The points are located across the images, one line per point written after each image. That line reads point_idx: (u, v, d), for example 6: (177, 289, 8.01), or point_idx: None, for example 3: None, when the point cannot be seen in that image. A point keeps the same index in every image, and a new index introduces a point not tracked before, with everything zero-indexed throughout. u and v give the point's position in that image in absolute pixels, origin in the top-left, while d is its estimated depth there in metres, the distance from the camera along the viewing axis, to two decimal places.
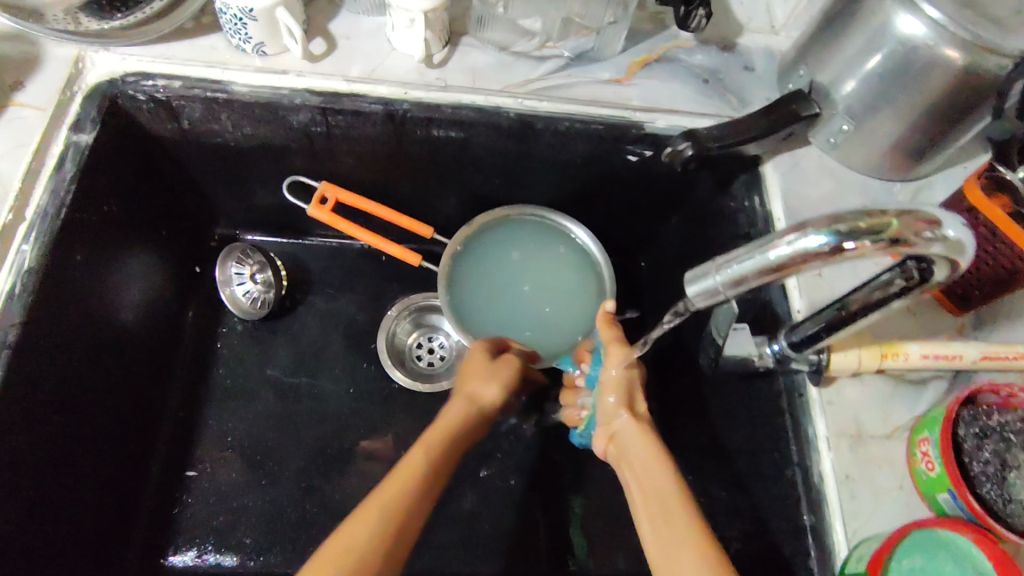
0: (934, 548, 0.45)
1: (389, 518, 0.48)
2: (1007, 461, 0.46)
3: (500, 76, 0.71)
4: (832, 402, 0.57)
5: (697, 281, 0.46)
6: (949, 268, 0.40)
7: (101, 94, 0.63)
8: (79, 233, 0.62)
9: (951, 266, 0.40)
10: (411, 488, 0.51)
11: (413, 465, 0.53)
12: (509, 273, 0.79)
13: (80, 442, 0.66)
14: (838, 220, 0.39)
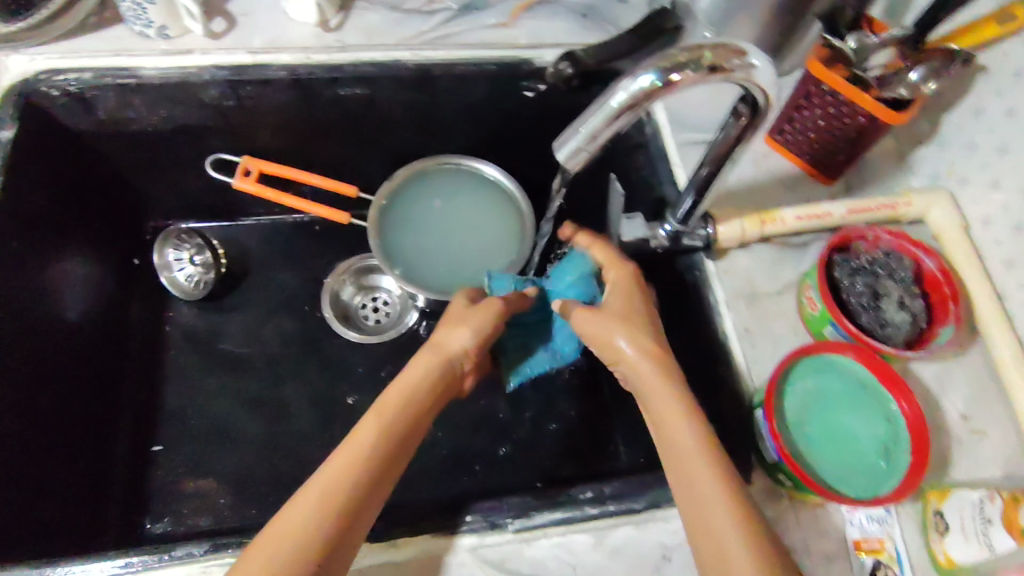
0: (823, 370, 0.57)
1: (364, 466, 0.47)
2: (878, 290, 0.60)
3: (394, 30, 0.74)
4: (726, 271, 0.65)
5: (562, 148, 0.45)
6: (762, 99, 0.44)
7: (16, 94, 0.65)
8: (11, 224, 0.64)
9: (766, 106, 0.45)
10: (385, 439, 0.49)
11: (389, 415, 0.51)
12: (433, 221, 0.83)
13: (27, 428, 0.63)
14: (660, 58, 0.40)
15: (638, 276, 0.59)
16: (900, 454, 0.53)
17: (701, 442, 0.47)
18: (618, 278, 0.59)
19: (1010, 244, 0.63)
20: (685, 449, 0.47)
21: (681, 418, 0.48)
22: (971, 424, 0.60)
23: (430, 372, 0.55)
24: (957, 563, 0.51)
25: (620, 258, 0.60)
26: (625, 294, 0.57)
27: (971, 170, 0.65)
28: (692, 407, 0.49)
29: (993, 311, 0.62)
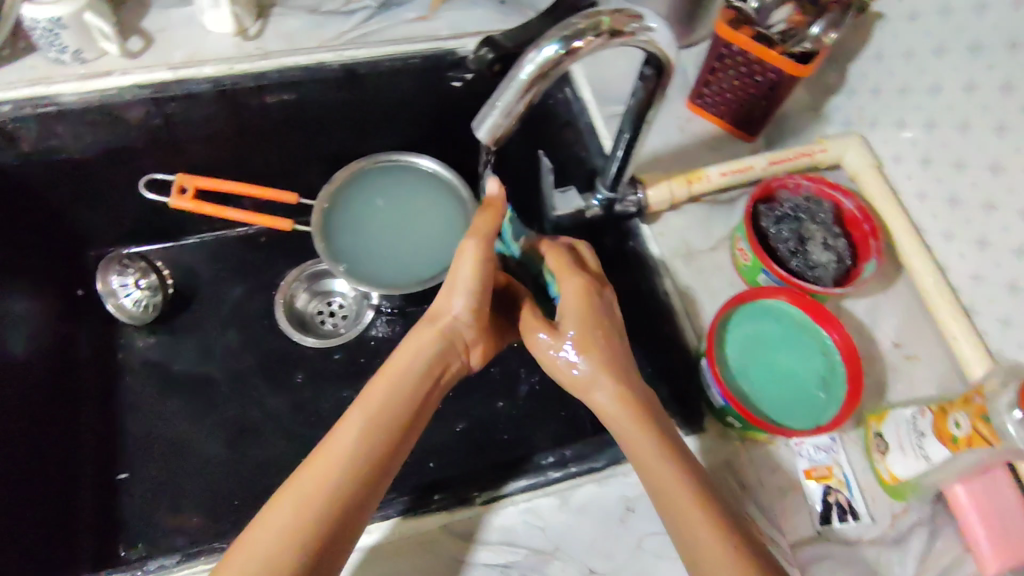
0: (762, 311, 0.60)
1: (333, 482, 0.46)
2: (803, 235, 0.63)
3: (314, 34, 0.75)
4: (662, 233, 0.68)
5: (481, 126, 0.46)
6: (665, 62, 0.47)
7: None
8: None
9: (669, 67, 0.47)
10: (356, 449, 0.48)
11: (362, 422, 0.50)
12: (379, 220, 0.83)
13: None
14: (561, 28, 0.42)
15: (589, 284, 0.58)
16: (837, 382, 0.57)
17: (681, 471, 0.48)
18: (567, 286, 0.59)
19: (920, 178, 0.67)
20: (666, 477, 0.48)
21: (659, 447, 0.50)
22: (903, 350, 0.64)
23: (407, 370, 0.54)
24: (900, 479, 0.54)
25: (573, 267, 0.60)
26: (584, 310, 0.57)
27: (879, 113, 0.69)
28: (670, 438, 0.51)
29: (911, 242, 0.65)
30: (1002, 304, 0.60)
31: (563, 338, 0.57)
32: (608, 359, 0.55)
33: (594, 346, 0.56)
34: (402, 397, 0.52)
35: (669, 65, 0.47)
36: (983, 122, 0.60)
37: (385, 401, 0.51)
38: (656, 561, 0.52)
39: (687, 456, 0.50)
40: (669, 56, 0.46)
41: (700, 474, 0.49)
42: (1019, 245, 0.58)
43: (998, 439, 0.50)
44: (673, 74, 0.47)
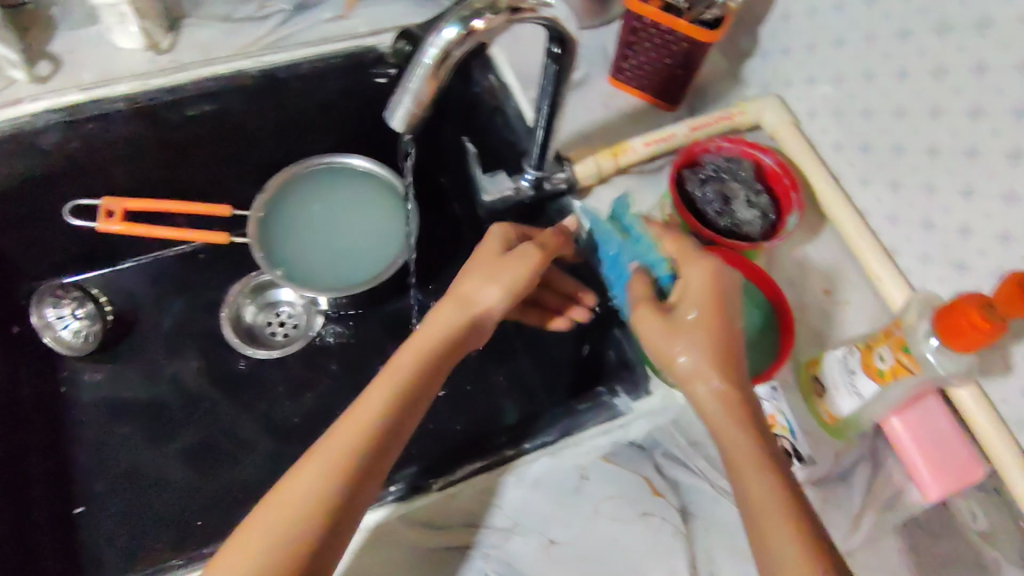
0: None
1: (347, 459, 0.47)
2: (727, 194, 0.65)
3: (228, 42, 0.74)
4: (594, 208, 0.69)
5: (394, 116, 0.47)
6: (566, 37, 0.48)
7: None
8: None
9: (572, 42, 0.49)
10: (370, 432, 0.48)
11: (383, 399, 0.50)
12: (315, 225, 0.82)
13: None
14: (459, 11, 0.43)
15: (719, 271, 0.53)
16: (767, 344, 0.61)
17: (761, 448, 0.48)
18: (692, 273, 0.54)
19: (834, 130, 0.69)
20: (740, 451, 0.48)
21: (739, 426, 0.49)
22: (834, 296, 0.66)
23: (432, 348, 0.54)
24: (839, 416, 0.57)
25: (699, 252, 0.54)
26: (712, 298, 0.52)
27: (791, 72, 0.72)
28: (751, 416, 0.50)
29: (831, 193, 0.68)
30: (918, 242, 0.63)
31: (683, 327, 0.52)
32: (724, 342, 0.51)
33: (716, 333, 0.51)
34: (423, 379, 0.52)
35: (570, 39, 0.49)
36: (883, 70, 0.62)
37: (404, 386, 0.51)
38: (612, 523, 0.54)
39: (764, 431, 0.50)
40: (569, 31, 0.48)
41: (774, 451, 0.49)
42: (928, 183, 0.61)
43: (921, 368, 0.51)
44: (576, 48, 0.49)
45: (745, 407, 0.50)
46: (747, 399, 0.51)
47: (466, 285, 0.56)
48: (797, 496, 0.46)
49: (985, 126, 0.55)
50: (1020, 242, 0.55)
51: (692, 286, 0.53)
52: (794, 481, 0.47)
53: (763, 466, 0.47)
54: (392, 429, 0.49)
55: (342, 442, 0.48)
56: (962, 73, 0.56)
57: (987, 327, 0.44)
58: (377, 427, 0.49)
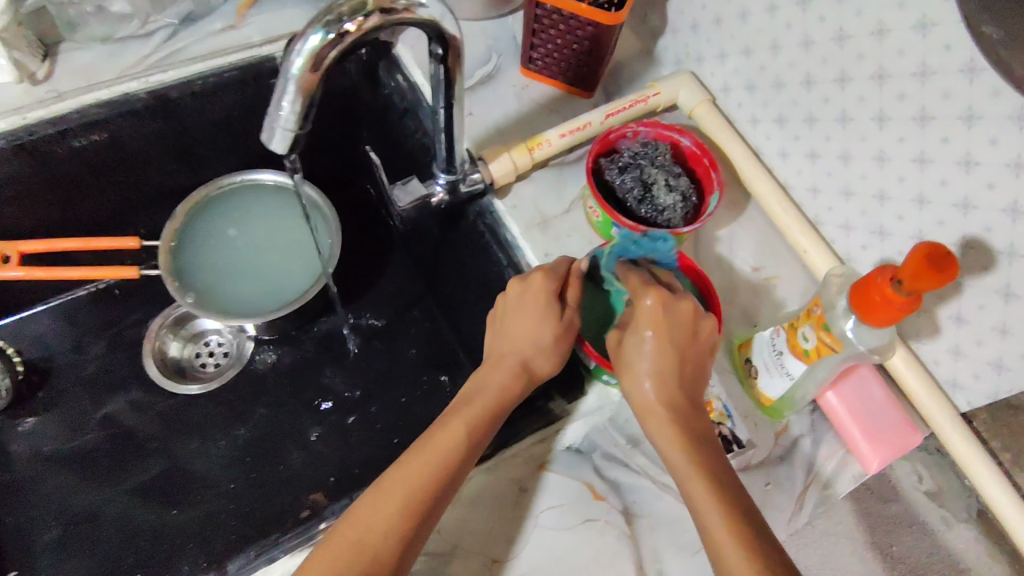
0: None
1: (414, 508, 0.48)
2: (646, 180, 0.63)
3: (112, 65, 0.70)
4: (514, 206, 0.67)
5: (272, 137, 0.44)
6: (446, 33, 0.46)
7: None
8: None
9: (454, 37, 0.47)
10: (438, 479, 0.49)
11: (452, 445, 0.51)
12: (233, 250, 0.78)
13: None
14: (323, 15, 0.40)
15: (666, 298, 0.51)
16: None
17: (710, 484, 0.46)
18: (638, 303, 0.52)
19: (749, 104, 0.68)
20: (694, 486, 0.46)
21: (679, 450, 0.48)
22: (763, 272, 0.65)
23: (496, 396, 0.54)
24: (774, 397, 0.57)
25: (643, 284, 0.53)
26: (654, 325, 0.51)
27: (702, 48, 0.71)
28: (703, 450, 0.49)
29: (751, 167, 0.67)
30: (839, 211, 0.63)
31: (632, 360, 0.51)
32: (674, 378, 0.51)
33: (666, 369, 0.50)
34: (487, 430, 0.53)
35: (450, 35, 0.47)
36: (788, 40, 0.61)
37: (475, 434, 0.52)
38: (555, 534, 0.52)
39: (718, 466, 0.48)
40: (448, 26, 0.46)
41: (729, 482, 0.46)
42: (842, 151, 0.60)
43: (841, 345, 0.50)
44: (458, 42, 0.47)
45: (690, 441, 0.49)
46: (695, 434, 0.50)
47: (521, 347, 0.56)
48: (754, 524, 0.44)
49: (890, 90, 0.54)
50: (935, 203, 0.54)
51: (638, 318, 0.52)
52: (751, 510, 0.45)
53: (714, 496, 0.45)
54: (458, 476, 0.50)
55: (410, 489, 0.48)
56: (864, 38, 0.55)
57: (897, 299, 0.43)
58: (447, 476, 0.49)
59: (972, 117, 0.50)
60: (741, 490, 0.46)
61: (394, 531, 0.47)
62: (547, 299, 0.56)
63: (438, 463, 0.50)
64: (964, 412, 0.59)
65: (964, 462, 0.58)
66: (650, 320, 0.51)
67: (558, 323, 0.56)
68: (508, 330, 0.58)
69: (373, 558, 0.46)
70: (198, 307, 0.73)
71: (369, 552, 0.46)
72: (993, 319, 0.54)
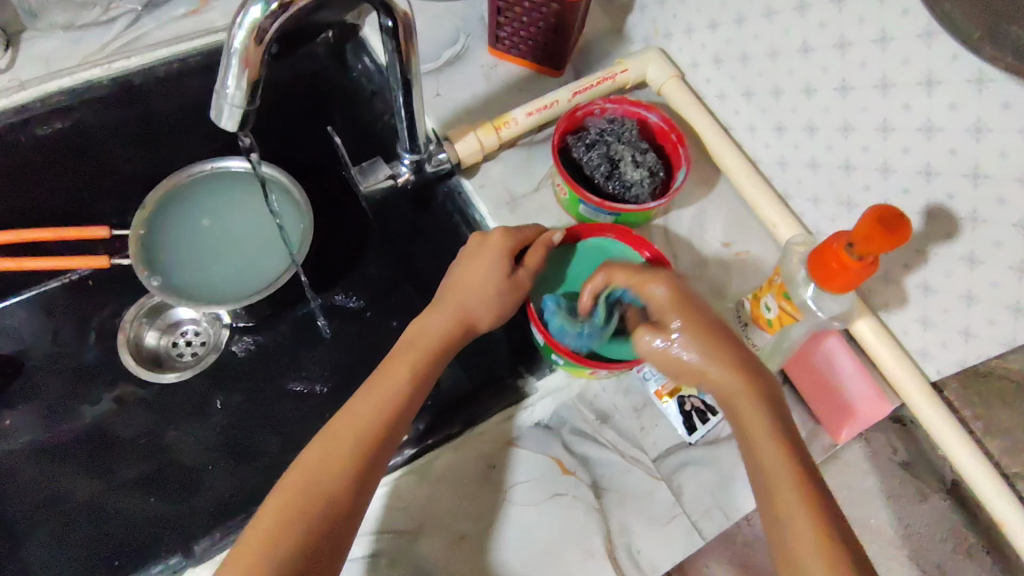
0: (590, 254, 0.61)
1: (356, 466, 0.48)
2: (613, 157, 0.63)
3: (74, 51, 0.71)
4: (483, 187, 0.67)
5: (221, 114, 0.43)
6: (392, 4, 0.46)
7: None
8: None
9: (400, 9, 0.47)
10: (377, 433, 0.50)
11: (388, 403, 0.51)
12: (201, 241, 0.75)
13: None
14: None
15: (680, 287, 0.54)
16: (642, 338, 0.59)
17: (783, 444, 0.46)
18: (659, 290, 0.54)
19: (717, 78, 0.68)
20: (768, 447, 0.46)
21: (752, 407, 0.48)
22: (734, 247, 0.65)
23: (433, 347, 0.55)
24: None
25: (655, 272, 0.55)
26: (682, 307, 0.53)
27: (670, 24, 0.70)
28: (775, 409, 0.48)
29: (721, 142, 0.67)
30: (808, 184, 0.62)
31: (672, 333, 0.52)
32: (731, 346, 0.51)
33: (720, 339, 0.51)
34: (423, 383, 0.53)
35: (397, 7, 0.46)
36: (752, 12, 0.61)
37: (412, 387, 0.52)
38: (524, 509, 0.53)
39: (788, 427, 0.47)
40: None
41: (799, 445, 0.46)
42: (808, 123, 0.60)
43: (802, 313, 0.50)
44: (405, 14, 0.47)
45: (765, 399, 0.48)
46: (770, 395, 0.48)
47: (465, 299, 0.57)
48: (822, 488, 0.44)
49: (853, 58, 0.54)
50: (899, 171, 0.54)
51: (660, 302, 0.53)
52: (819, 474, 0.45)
53: (789, 460, 0.45)
54: (395, 432, 0.51)
55: (350, 447, 0.48)
56: (825, 6, 0.54)
57: (852, 264, 0.44)
58: (385, 431, 0.50)
59: (932, 82, 0.49)
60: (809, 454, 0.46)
61: (338, 488, 0.47)
62: (499, 255, 0.57)
63: (373, 421, 0.50)
64: (933, 382, 0.59)
65: (937, 434, 0.57)
66: (679, 303, 0.53)
67: (506, 281, 0.57)
68: (456, 279, 0.57)
69: (316, 516, 0.46)
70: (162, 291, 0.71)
71: (312, 510, 0.46)
72: (960, 287, 0.54)
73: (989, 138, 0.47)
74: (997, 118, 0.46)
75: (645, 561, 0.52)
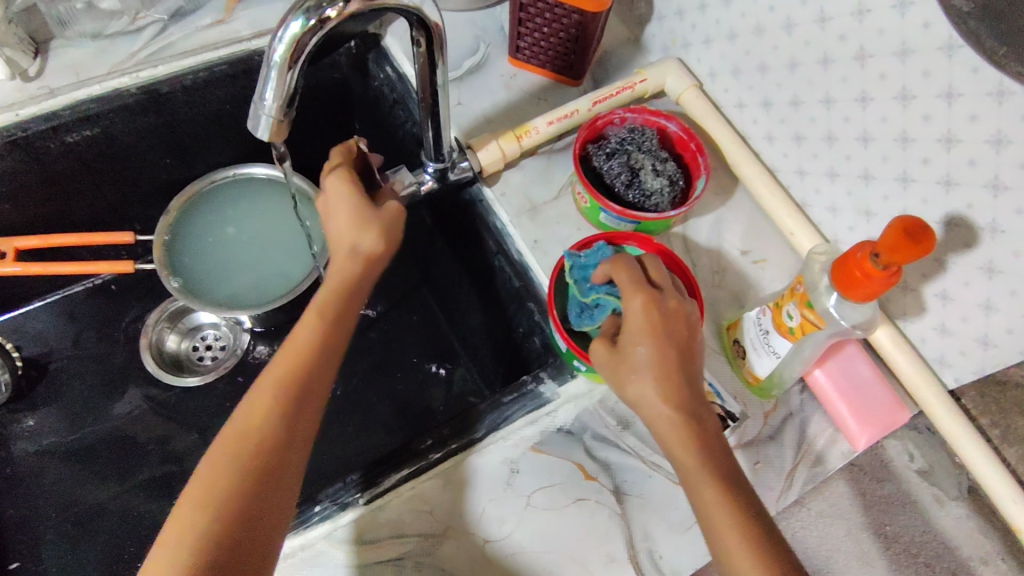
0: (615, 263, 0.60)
1: (285, 391, 0.48)
2: (633, 166, 0.64)
3: (101, 61, 0.71)
4: (503, 194, 0.68)
5: (257, 125, 0.44)
6: (426, 19, 0.47)
7: None
8: None
9: (433, 24, 0.48)
10: (303, 357, 0.49)
11: (308, 332, 0.51)
12: (223, 246, 0.79)
13: None
14: (302, 3, 0.41)
15: (657, 302, 0.51)
16: None
17: (724, 491, 0.45)
18: (630, 308, 0.51)
19: (735, 88, 0.68)
20: (710, 500, 0.45)
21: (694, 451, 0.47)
22: (752, 255, 0.66)
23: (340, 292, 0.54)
24: (761, 376, 0.58)
25: (634, 283, 0.52)
26: (648, 327, 0.50)
27: (688, 34, 0.71)
28: (713, 454, 0.47)
29: (739, 150, 0.67)
30: (827, 193, 0.63)
31: (630, 355, 0.50)
32: (676, 379, 0.49)
33: (670, 373, 0.49)
34: (344, 304, 0.54)
35: (430, 22, 0.48)
36: (772, 23, 0.61)
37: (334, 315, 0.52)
38: (546, 513, 0.53)
39: (729, 469, 0.47)
40: (428, 13, 0.47)
41: (739, 485, 0.46)
42: (827, 133, 0.61)
43: (825, 322, 0.51)
44: (437, 28, 0.48)
45: (700, 444, 0.47)
46: (705, 435, 0.48)
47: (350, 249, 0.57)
48: (764, 527, 0.44)
49: (872, 70, 0.55)
50: (919, 181, 0.55)
51: (632, 322, 0.51)
52: (761, 514, 0.45)
53: (728, 509, 0.45)
54: (324, 355, 0.51)
55: (276, 374, 0.49)
56: (845, 19, 0.55)
57: (876, 274, 0.44)
58: (312, 354, 0.50)
59: (951, 94, 0.50)
60: (754, 497, 0.46)
61: (268, 413, 0.47)
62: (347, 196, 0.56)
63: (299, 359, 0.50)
64: (952, 390, 0.59)
65: (955, 441, 0.58)
66: (648, 320, 0.50)
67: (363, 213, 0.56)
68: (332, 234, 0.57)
69: (260, 425, 0.46)
70: (181, 292, 0.74)
71: (251, 424, 0.46)
72: (978, 296, 0.54)
73: (1010, 150, 0.48)
74: (1018, 129, 0.47)
75: (666, 564, 0.53)
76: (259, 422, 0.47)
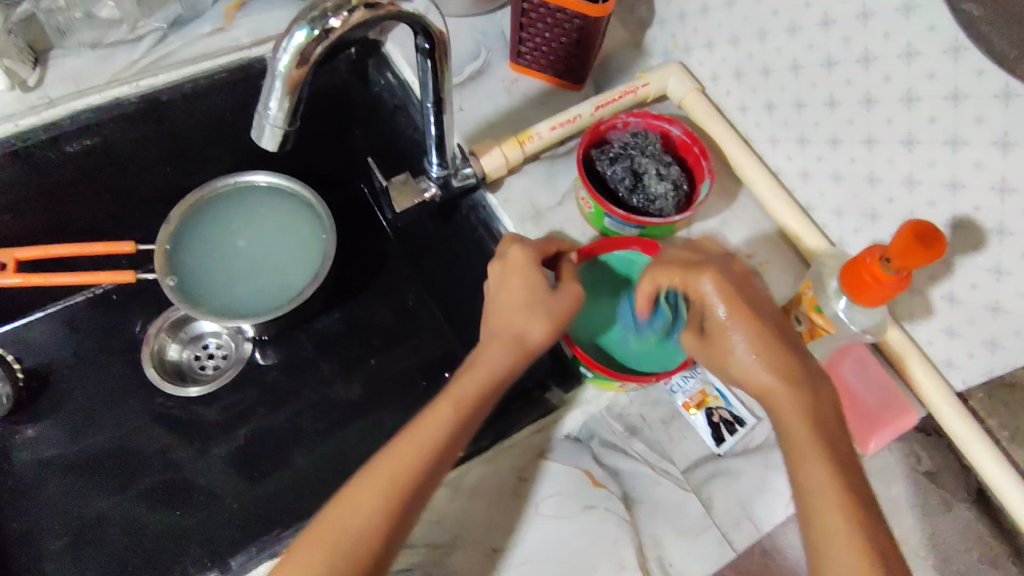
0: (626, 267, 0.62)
1: (372, 529, 0.47)
2: (636, 170, 0.64)
3: (100, 70, 0.71)
4: (507, 200, 0.68)
5: (262, 135, 0.44)
6: (428, 27, 0.48)
7: None
8: None
9: (437, 32, 0.48)
10: (391, 511, 0.48)
11: (435, 429, 0.51)
12: (227, 255, 0.79)
13: None
14: (305, 12, 0.41)
15: (729, 282, 0.50)
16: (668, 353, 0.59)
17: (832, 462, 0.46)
18: (706, 290, 0.50)
19: (738, 91, 0.68)
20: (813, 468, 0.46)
21: (806, 420, 0.47)
22: (757, 259, 0.66)
23: (471, 396, 0.52)
24: None
25: (696, 266, 0.51)
26: (733, 306, 0.49)
27: (689, 38, 0.71)
28: (822, 419, 0.48)
29: (743, 154, 0.67)
30: (831, 196, 0.63)
31: (719, 333, 0.50)
32: (775, 351, 0.49)
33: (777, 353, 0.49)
34: (476, 407, 0.52)
35: (432, 29, 0.48)
36: (775, 26, 0.61)
37: (456, 421, 0.51)
38: (553, 522, 0.53)
39: (838, 439, 0.48)
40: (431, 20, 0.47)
41: (840, 448, 0.47)
42: (832, 136, 0.60)
43: (834, 326, 0.52)
44: (441, 36, 0.49)
45: (812, 410, 0.48)
46: (817, 400, 0.48)
47: (513, 322, 0.55)
48: (859, 488, 0.46)
49: (877, 72, 0.55)
50: (925, 184, 0.55)
51: (710, 305, 0.50)
52: (857, 475, 0.47)
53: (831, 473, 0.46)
54: (415, 502, 0.49)
55: (393, 474, 0.49)
56: (849, 21, 0.55)
57: (886, 277, 0.44)
58: (404, 502, 0.48)
59: (957, 97, 0.50)
60: (854, 462, 0.47)
61: (375, 513, 0.47)
62: (528, 272, 0.56)
63: (417, 459, 0.49)
64: (960, 392, 0.59)
65: (964, 444, 0.57)
66: (729, 299, 0.50)
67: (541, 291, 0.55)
68: (496, 308, 0.57)
69: (365, 523, 0.47)
70: (176, 291, 0.74)
71: (357, 518, 0.47)
72: (986, 297, 0.54)
73: (1016, 152, 0.48)
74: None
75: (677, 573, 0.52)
76: (364, 517, 0.47)
